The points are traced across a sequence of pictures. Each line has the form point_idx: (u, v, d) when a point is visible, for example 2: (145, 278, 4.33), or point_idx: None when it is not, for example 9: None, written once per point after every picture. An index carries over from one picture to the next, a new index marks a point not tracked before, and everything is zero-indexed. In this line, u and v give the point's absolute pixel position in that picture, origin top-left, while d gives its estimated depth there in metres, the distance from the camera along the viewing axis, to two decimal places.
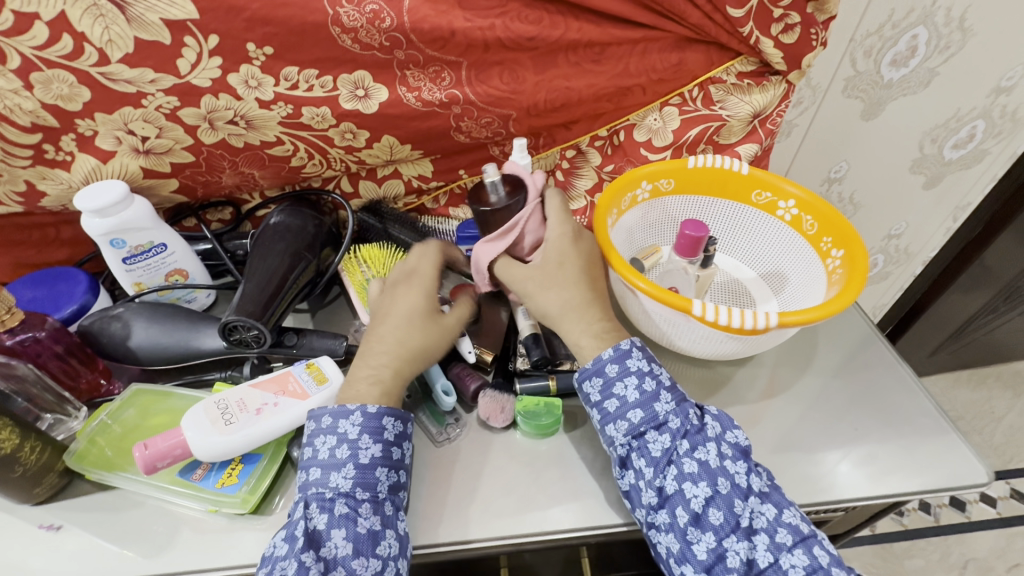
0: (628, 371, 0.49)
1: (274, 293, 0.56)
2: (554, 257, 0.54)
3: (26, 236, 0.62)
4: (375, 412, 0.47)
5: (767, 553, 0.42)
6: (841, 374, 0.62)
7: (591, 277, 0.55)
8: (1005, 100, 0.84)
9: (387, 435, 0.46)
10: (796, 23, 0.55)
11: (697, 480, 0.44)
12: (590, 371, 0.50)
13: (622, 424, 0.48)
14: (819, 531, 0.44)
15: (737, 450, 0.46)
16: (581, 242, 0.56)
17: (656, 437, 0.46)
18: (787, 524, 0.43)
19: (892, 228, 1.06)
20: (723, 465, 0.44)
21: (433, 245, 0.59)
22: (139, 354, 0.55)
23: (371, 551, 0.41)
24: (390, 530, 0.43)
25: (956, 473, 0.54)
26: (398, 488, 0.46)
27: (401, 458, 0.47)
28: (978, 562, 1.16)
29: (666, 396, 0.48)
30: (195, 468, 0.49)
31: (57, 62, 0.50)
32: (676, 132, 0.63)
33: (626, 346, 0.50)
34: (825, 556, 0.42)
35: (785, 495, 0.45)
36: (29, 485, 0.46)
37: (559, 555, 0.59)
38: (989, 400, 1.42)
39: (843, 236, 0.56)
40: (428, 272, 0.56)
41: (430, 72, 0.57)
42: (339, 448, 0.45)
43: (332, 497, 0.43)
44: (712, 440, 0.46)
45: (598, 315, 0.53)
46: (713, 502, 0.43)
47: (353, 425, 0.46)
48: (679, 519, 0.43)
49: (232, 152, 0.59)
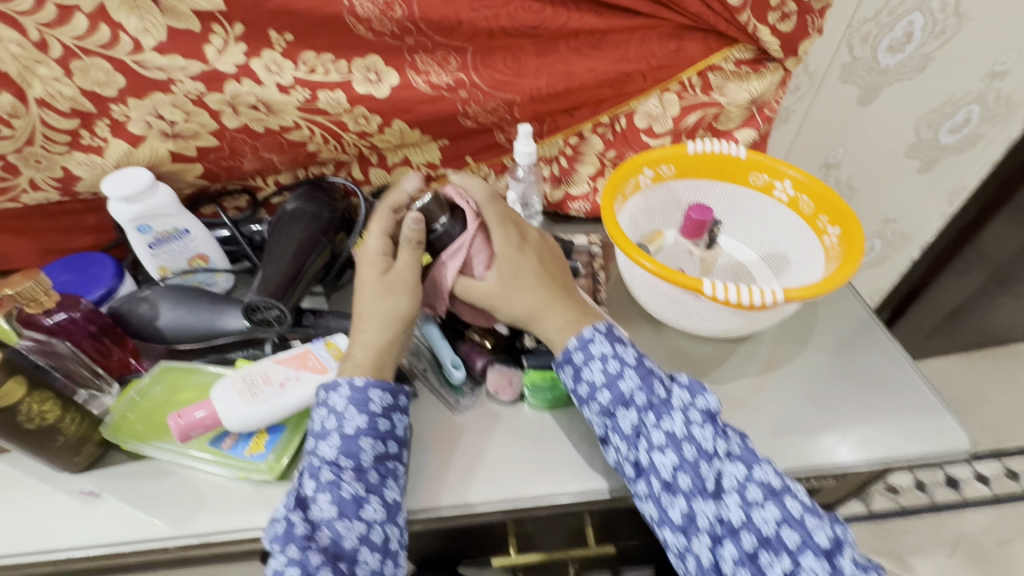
0: (592, 356, 0.51)
1: (294, 275, 0.58)
2: (507, 268, 0.55)
3: (57, 222, 0.66)
4: (363, 385, 0.49)
5: (739, 510, 0.45)
6: (842, 353, 0.64)
7: (547, 276, 0.56)
8: (998, 85, 0.86)
9: (373, 407, 0.49)
10: (792, 11, 0.58)
11: (665, 450, 0.47)
12: (561, 360, 0.53)
13: (594, 406, 0.51)
14: (793, 483, 0.47)
15: (706, 414, 0.48)
16: (526, 250, 0.56)
17: (625, 413, 0.49)
18: (758, 481, 0.45)
19: (889, 213, 1.09)
20: (689, 432, 0.47)
21: (381, 209, 0.57)
22: (166, 334, 0.58)
23: (355, 514, 0.44)
24: (375, 496, 0.46)
25: (940, 439, 0.57)
26: (386, 458, 0.49)
27: (389, 430, 0.49)
28: (969, 538, 1.21)
29: (630, 373, 0.50)
30: (224, 437, 0.52)
31: (95, 51, 0.53)
32: (675, 119, 0.66)
33: (588, 334, 0.52)
34: (796, 506, 0.45)
35: (756, 453, 0.48)
36: (69, 455, 0.50)
37: (563, 525, 0.64)
38: (983, 383, 1.47)
39: (840, 215, 0.59)
40: (372, 244, 0.55)
41: (438, 57, 0.60)
42: (329, 419, 0.48)
43: (320, 464, 0.46)
44: (679, 410, 0.48)
45: (564, 311, 0.54)
46: (681, 468, 0.46)
47: (341, 398, 0.49)
48: (653, 488, 0.47)
49: (253, 137, 0.62)
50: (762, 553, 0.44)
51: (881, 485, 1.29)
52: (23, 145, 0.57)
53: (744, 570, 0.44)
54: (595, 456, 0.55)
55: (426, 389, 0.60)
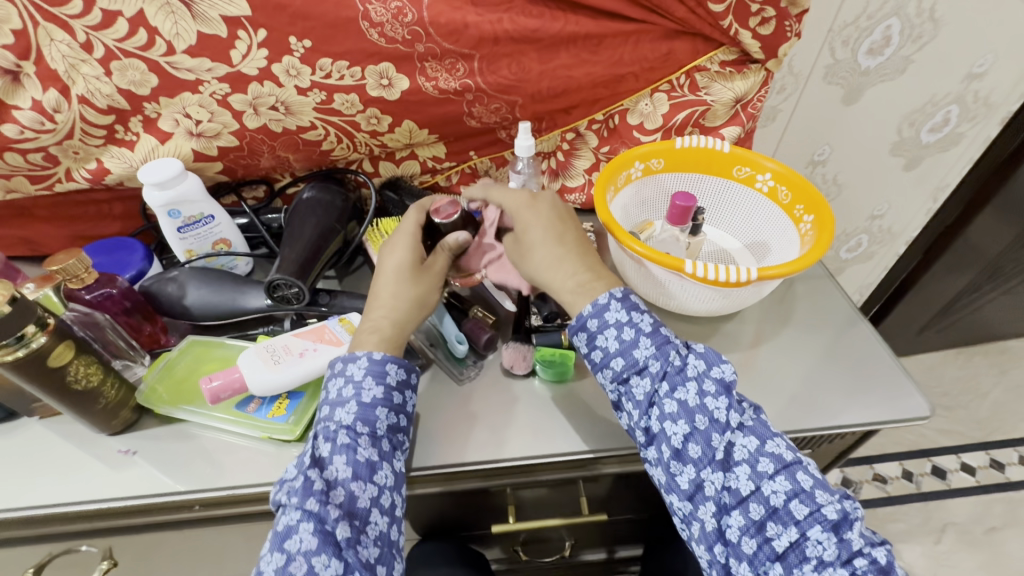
0: (607, 323, 0.53)
1: (311, 257, 0.64)
2: (519, 227, 0.60)
3: (88, 210, 0.71)
4: (381, 358, 0.53)
5: (749, 481, 0.46)
6: (822, 330, 0.69)
7: (557, 234, 0.59)
8: (977, 86, 0.91)
9: (390, 379, 0.53)
10: (771, 17, 0.62)
11: (677, 419, 0.49)
12: (576, 326, 0.54)
13: (608, 372, 0.53)
14: (804, 458, 0.48)
15: (721, 385, 0.50)
16: (537, 203, 0.61)
17: (639, 381, 0.51)
18: (769, 454, 0.47)
19: (875, 209, 1.13)
20: (702, 402, 0.49)
21: (415, 206, 0.62)
22: (193, 311, 0.63)
23: (369, 477, 0.48)
24: (387, 463, 0.50)
25: (907, 409, 0.61)
26: (397, 430, 0.52)
27: (401, 403, 0.53)
28: (956, 526, 1.25)
29: (646, 342, 0.52)
30: (249, 402, 0.58)
31: (133, 52, 0.58)
32: (666, 116, 0.71)
33: (604, 300, 0.54)
34: (808, 479, 0.46)
35: (769, 426, 0.49)
36: (108, 418, 0.54)
37: (559, 493, 0.69)
38: (973, 377, 1.52)
39: (814, 204, 0.63)
40: (406, 234, 0.61)
41: (446, 64, 0.64)
42: (346, 388, 0.52)
43: (336, 429, 0.49)
44: (693, 379, 0.50)
45: (575, 267, 0.57)
46: (691, 438, 0.48)
47: (360, 367, 0.52)
48: (663, 454, 0.49)
49: (272, 137, 0.67)
50: (769, 524, 0.45)
51: (869, 474, 1.33)
52: (64, 138, 0.62)
53: (751, 538, 0.45)
54: (585, 426, 0.60)
55: (432, 361, 0.65)
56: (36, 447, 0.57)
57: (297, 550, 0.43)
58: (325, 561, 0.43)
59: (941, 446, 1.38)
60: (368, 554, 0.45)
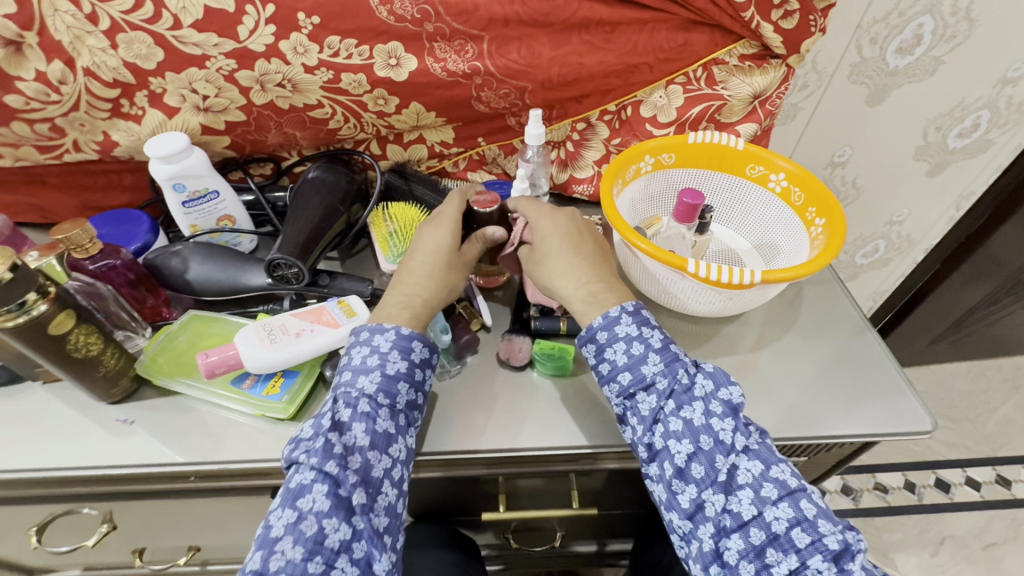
0: (616, 337, 0.52)
1: (313, 238, 0.64)
2: (537, 238, 0.59)
3: (96, 181, 0.72)
4: (408, 333, 0.53)
5: (751, 505, 0.45)
6: (827, 338, 0.68)
7: (573, 244, 0.58)
8: (1010, 91, 0.87)
9: (413, 357, 0.53)
10: (795, 10, 0.60)
11: (681, 437, 0.48)
12: (585, 337, 0.54)
13: (615, 385, 0.52)
14: (810, 485, 0.47)
15: (728, 407, 0.49)
16: (557, 216, 0.59)
17: (645, 397, 0.50)
18: (773, 480, 0.46)
19: (894, 215, 1.10)
20: (708, 422, 0.48)
21: (456, 193, 0.63)
22: (194, 286, 0.63)
23: (385, 448, 0.48)
24: (401, 437, 0.50)
25: (910, 422, 0.60)
26: (414, 407, 0.53)
27: (422, 380, 0.53)
28: (955, 539, 1.24)
29: (653, 358, 0.51)
30: (245, 378, 0.58)
31: (140, 25, 0.57)
32: (679, 109, 0.69)
33: (615, 313, 0.53)
34: (811, 508, 0.45)
35: (776, 451, 0.48)
36: (108, 386, 0.55)
37: (550, 484, 0.69)
38: (986, 392, 1.48)
39: (827, 207, 0.61)
40: (450, 215, 0.60)
41: (455, 45, 0.63)
42: (371, 357, 0.52)
43: (357, 396, 0.49)
44: (700, 400, 0.49)
45: (587, 278, 0.56)
46: (695, 457, 0.47)
47: (387, 340, 0.52)
48: (665, 472, 0.48)
49: (278, 113, 0.67)
50: (769, 550, 0.44)
51: (870, 483, 1.32)
52: (70, 109, 0.62)
53: (749, 562, 0.44)
54: (578, 422, 0.60)
55: None
56: (37, 410, 0.58)
57: (310, 510, 0.43)
58: (336, 525, 0.43)
59: (946, 459, 1.36)
60: (378, 522, 0.46)
